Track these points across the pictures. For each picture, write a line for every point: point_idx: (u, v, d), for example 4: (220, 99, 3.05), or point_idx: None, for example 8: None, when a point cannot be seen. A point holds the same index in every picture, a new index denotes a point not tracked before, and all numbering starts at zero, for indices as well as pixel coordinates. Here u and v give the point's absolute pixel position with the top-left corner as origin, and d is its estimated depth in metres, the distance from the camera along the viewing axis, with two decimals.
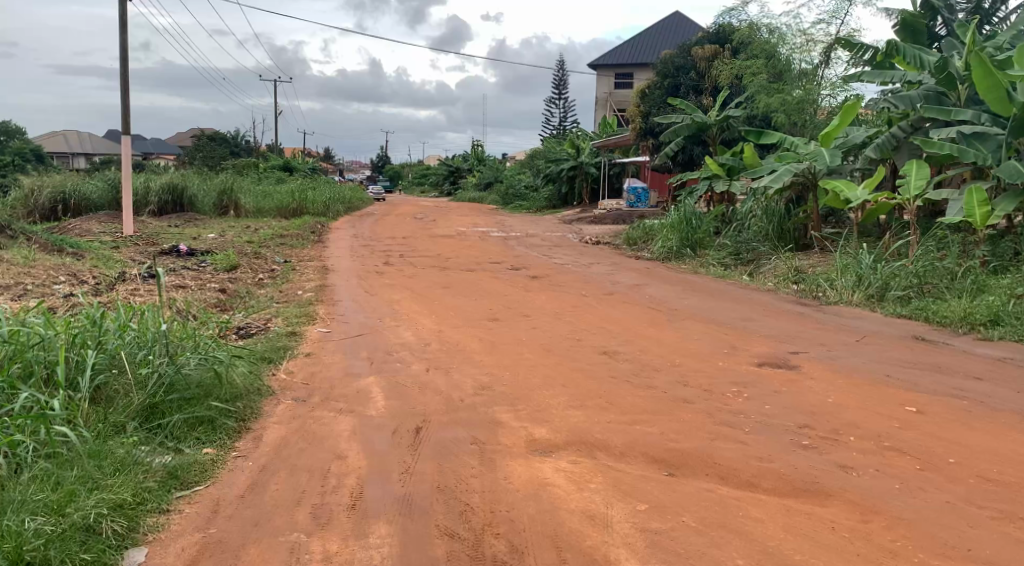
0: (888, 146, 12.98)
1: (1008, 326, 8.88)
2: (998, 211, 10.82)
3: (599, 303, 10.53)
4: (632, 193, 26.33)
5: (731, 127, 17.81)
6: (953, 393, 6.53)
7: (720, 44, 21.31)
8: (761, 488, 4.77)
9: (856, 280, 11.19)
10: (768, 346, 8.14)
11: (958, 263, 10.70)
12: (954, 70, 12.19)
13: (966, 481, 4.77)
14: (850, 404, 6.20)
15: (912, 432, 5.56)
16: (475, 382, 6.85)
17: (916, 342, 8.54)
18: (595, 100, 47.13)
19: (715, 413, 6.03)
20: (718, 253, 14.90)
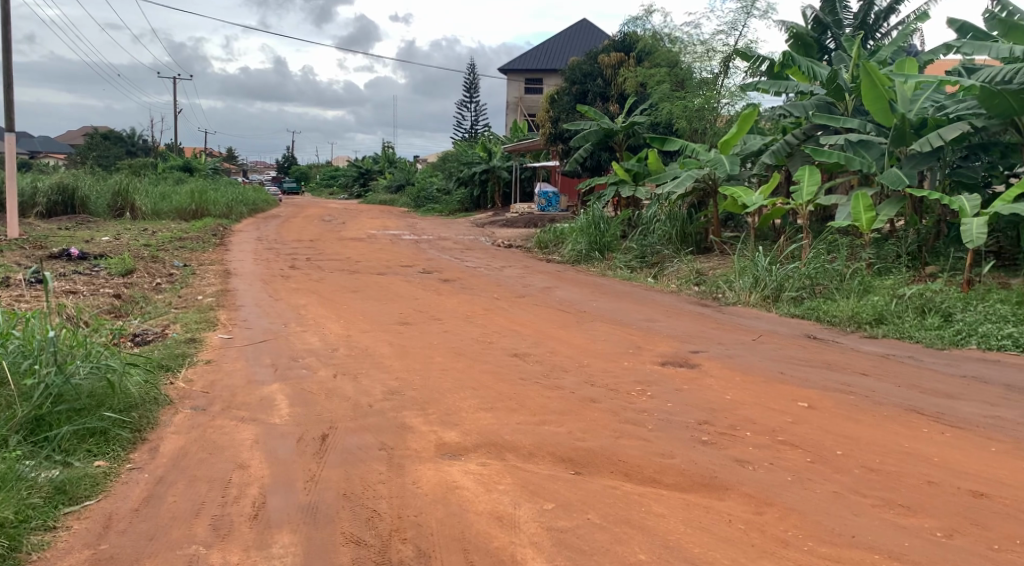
0: (783, 153, 13.62)
1: (890, 325, 9.44)
2: (882, 216, 11.47)
3: (510, 306, 10.60)
4: (543, 197, 26.67)
5: (638, 133, 18.14)
6: (841, 388, 6.89)
7: (625, 52, 21.78)
8: (663, 483, 4.91)
9: (753, 282, 11.65)
10: (671, 346, 8.39)
11: (846, 265, 11.27)
12: (842, 82, 12.79)
13: (852, 471, 5.05)
14: (747, 401, 6.45)
15: (803, 427, 5.83)
16: (384, 387, 6.79)
17: (808, 341, 8.97)
18: (505, 104, 47.43)
19: (620, 412, 6.16)
20: (625, 256, 15.24)
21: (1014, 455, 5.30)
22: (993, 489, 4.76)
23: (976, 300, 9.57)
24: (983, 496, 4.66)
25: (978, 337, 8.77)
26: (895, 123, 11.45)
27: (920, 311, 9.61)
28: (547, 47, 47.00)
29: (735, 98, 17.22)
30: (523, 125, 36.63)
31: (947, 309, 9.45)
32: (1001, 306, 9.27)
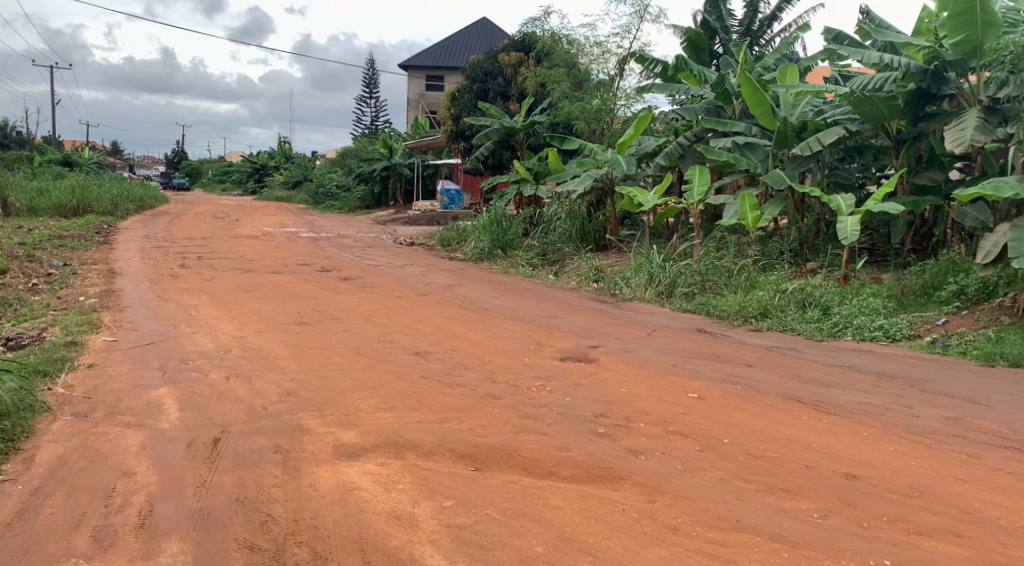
0: (676, 154, 14.09)
1: (774, 319, 9.92)
2: (767, 214, 12.03)
3: (411, 304, 10.56)
4: (446, 195, 26.56)
5: (537, 132, 18.57)
6: (729, 379, 7.20)
7: (524, 52, 21.94)
8: (560, 476, 5.01)
9: (648, 278, 12.01)
10: (570, 342, 8.53)
11: (734, 262, 11.77)
12: (730, 88, 13.35)
13: (737, 458, 5.29)
14: (641, 393, 6.65)
15: (693, 417, 6.07)
16: (280, 388, 6.65)
17: (700, 334, 9.31)
18: (406, 100, 47.08)
19: (520, 407, 6.24)
20: (526, 254, 15.41)
21: (883, 438, 5.67)
22: (864, 471, 5.07)
23: (850, 295, 10.17)
24: (855, 478, 4.97)
25: (853, 329, 9.34)
26: (779, 126, 12.10)
27: (801, 305, 10.12)
28: (448, 44, 46.93)
29: (631, 100, 17.55)
30: (423, 122, 36.44)
31: (825, 302, 9.99)
32: (874, 300, 9.89)
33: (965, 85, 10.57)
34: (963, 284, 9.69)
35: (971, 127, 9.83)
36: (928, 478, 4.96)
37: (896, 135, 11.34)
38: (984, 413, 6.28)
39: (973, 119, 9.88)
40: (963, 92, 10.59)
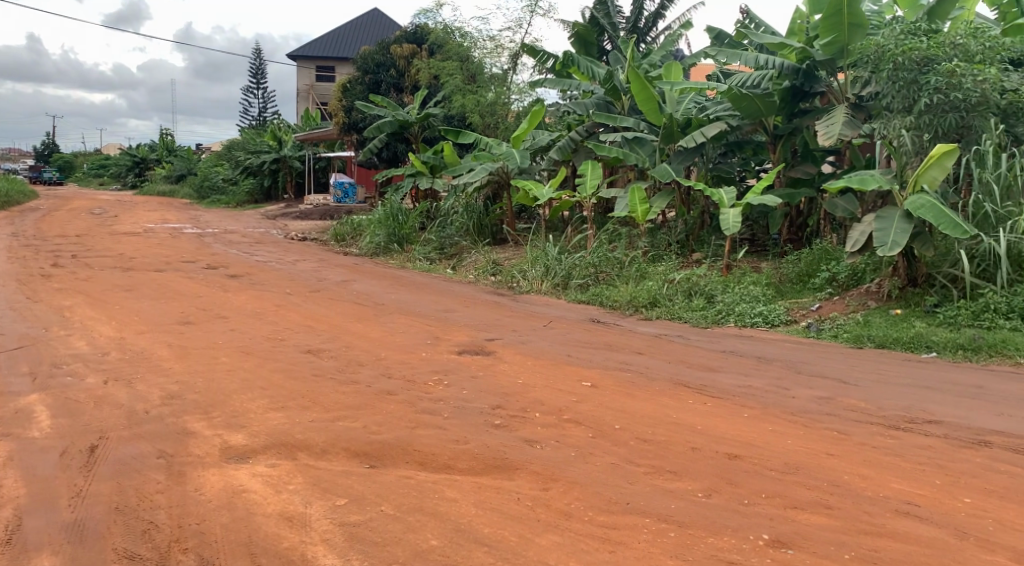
0: (568, 149, 14.32)
1: (663, 307, 10.25)
2: (655, 207, 12.39)
3: (303, 300, 10.33)
4: (339, 188, 26.09)
5: (432, 125, 18.56)
6: (620, 367, 7.40)
7: (417, 44, 21.87)
8: (456, 469, 5.02)
9: (544, 271, 12.20)
10: (467, 335, 8.56)
11: (625, 253, 12.08)
12: (619, 83, 13.68)
13: (628, 443, 5.44)
14: (536, 384, 6.75)
15: (586, 405, 6.20)
16: (163, 391, 6.38)
17: (594, 325, 9.51)
18: (296, 91, 45.83)
19: (416, 402, 6.22)
20: (423, 248, 15.36)
21: (762, 419, 5.96)
22: (745, 450, 5.32)
23: (733, 284, 10.63)
24: (737, 457, 5.20)
25: (735, 316, 9.75)
26: (664, 122, 12.58)
27: (688, 294, 10.49)
28: (338, 34, 45.99)
29: (523, 94, 17.88)
30: (314, 114, 35.61)
31: (709, 291, 10.39)
32: (754, 288, 10.36)
33: (834, 83, 11.24)
34: (835, 271, 10.30)
35: (839, 122, 10.44)
36: (803, 454, 5.25)
37: (773, 131, 11.91)
38: (853, 391, 6.70)
39: (842, 115, 10.49)
40: (832, 90, 11.27)
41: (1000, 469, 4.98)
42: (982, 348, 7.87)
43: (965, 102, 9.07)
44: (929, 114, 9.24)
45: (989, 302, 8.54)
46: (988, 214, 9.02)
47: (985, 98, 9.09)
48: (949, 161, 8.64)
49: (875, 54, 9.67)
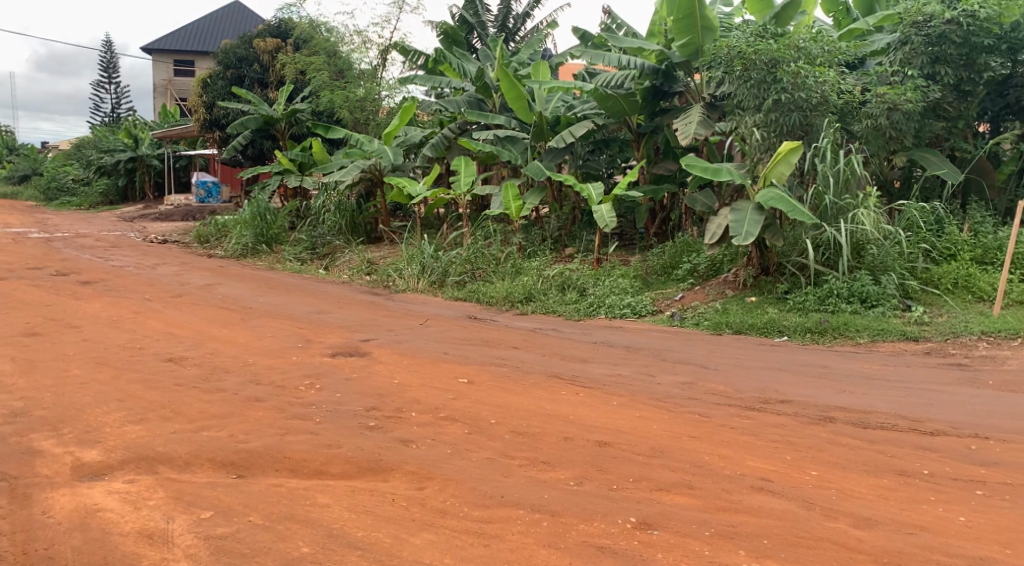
0: (441, 146, 14.31)
1: (538, 302, 10.43)
2: (528, 204, 12.59)
3: (164, 306, 9.86)
4: (202, 187, 25.00)
5: (300, 120, 18.05)
6: (495, 362, 7.47)
7: (282, 38, 21.22)
8: (329, 474, 4.93)
9: (420, 269, 12.16)
10: (340, 337, 8.41)
11: (500, 250, 12.23)
12: (489, 81, 13.84)
13: (503, 437, 5.51)
14: (411, 383, 6.72)
15: (462, 401, 6.23)
16: (5, 409, 5.92)
17: (469, 321, 9.56)
18: (152, 85, 43.49)
19: (286, 408, 6.05)
20: (294, 248, 14.96)
21: (631, 406, 6.18)
22: (614, 437, 5.50)
23: (604, 277, 10.95)
24: (607, 444, 5.37)
25: (606, 308, 10.05)
26: (534, 120, 12.86)
27: (561, 288, 10.73)
28: (196, 27, 44.00)
29: (393, 91, 17.99)
30: (173, 109, 33.94)
31: (581, 285, 10.66)
32: (623, 280, 10.70)
33: (692, 83, 11.67)
34: (695, 262, 10.82)
35: (695, 121, 10.92)
36: (668, 438, 5.48)
37: (636, 129, 12.37)
38: (714, 376, 7.06)
39: (698, 114, 10.99)
40: (689, 89, 11.71)
41: (842, 442, 5.38)
42: (827, 330, 8.46)
43: (808, 102, 9.73)
44: (776, 112, 9.84)
45: (833, 287, 9.17)
46: (828, 205, 9.68)
47: (824, 98, 9.82)
48: (795, 158, 9.21)
49: (728, 55, 10.14)
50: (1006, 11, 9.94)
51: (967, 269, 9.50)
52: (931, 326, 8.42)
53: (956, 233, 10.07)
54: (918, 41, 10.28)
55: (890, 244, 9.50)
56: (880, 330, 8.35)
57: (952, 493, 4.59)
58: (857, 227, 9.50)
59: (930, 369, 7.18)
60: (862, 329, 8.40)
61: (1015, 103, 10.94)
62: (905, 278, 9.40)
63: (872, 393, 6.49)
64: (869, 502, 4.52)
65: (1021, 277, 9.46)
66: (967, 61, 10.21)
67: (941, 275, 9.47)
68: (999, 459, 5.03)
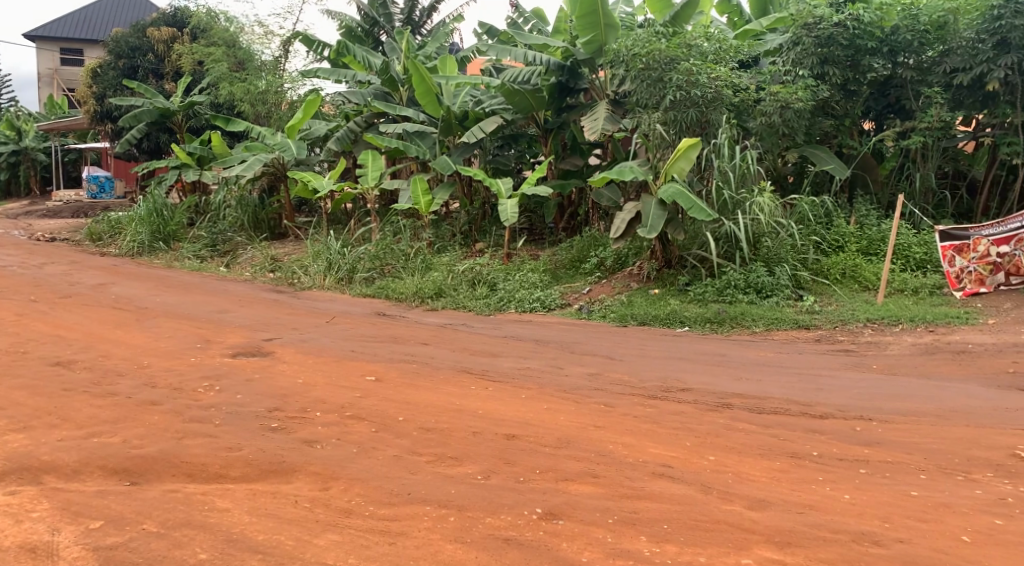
0: (347, 140, 14.02)
1: (448, 297, 10.41)
2: (437, 199, 12.54)
3: (52, 307, 9.36)
4: (94, 182, 23.90)
5: (198, 114, 17.52)
6: (403, 359, 7.41)
7: (177, 27, 20.38)
8: (229, 477, 4.79)
9: (327, 265, 11.95)
10: (241, 336, 8.17)
11: (409, 246, 12.16)
12: (395, 75, 13.73)
13: (410, 434, 5.47)
14: (316, 382, 6.59)
15: (369, 399, 6.15)
16: None
17: (378, 318, 9.45)
18: (37, 75, 41.18)
19: (184, 411, 5.84)
20: (193, 245, 14.44)
21: (538, 398, 6.24)
22: (521, 430, 5.54)
23: (513, 272, 11.03)
24: (514, 437, 5.40)
25: (515, 302, 10.12)
26: (442, 115, 12.85)
27: (471, 283, 10.77)
28: (85, 14, 41.90)
29: (297, 83, 17.12)
30: (60, 100, 32.20)
31: (491, 279, 10.75)
32: (532, 274, 10.81)
33: (596, 80, 11.89)
34: (602, 256, 11.05)
35: (601, 118, 11.11)
36: (574, 429, 5.56)
37: (543, 125, 12.52)
38: (619, 366, 7.20)
39: (603, 110, 11.19)
40: (594, 86, 11.91)
41: (738, 427, 5.59)
42: (726, 320, 8.76)
43: (702, 98, 10.03)
44: (674, 110, 10.13)
45: (730, 279, 9.52)
46: (726, 199, 10.02)
47: (719, 95, 10.12)
48: (694, 154, 9.48)
49: (626, 55, 10.39)
50: (886, 15, 10.53)
51: (853, 260, 10.00)
52: (821, 315, 8.81)
53: (843, 226, 10.59)
54: (808, 42, 10.68)
55: (783, 236, 9.92)
56: (774, 319, 8.70)
57: (838, 473, 4.82)
58: (752, 220, 9.87)
59: (820, 355, 7.53)
60: (758, 319, 8.73)
61: (896, 102, 11.55)
62: (797, 269, 9.81)
63: (767, 379, 6.77)
64: (763, 484, 4.70)
65: (902, 268, 10.00)
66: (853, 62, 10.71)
67: (830, 267, 9.93)
68: (881, 439, 5.32)
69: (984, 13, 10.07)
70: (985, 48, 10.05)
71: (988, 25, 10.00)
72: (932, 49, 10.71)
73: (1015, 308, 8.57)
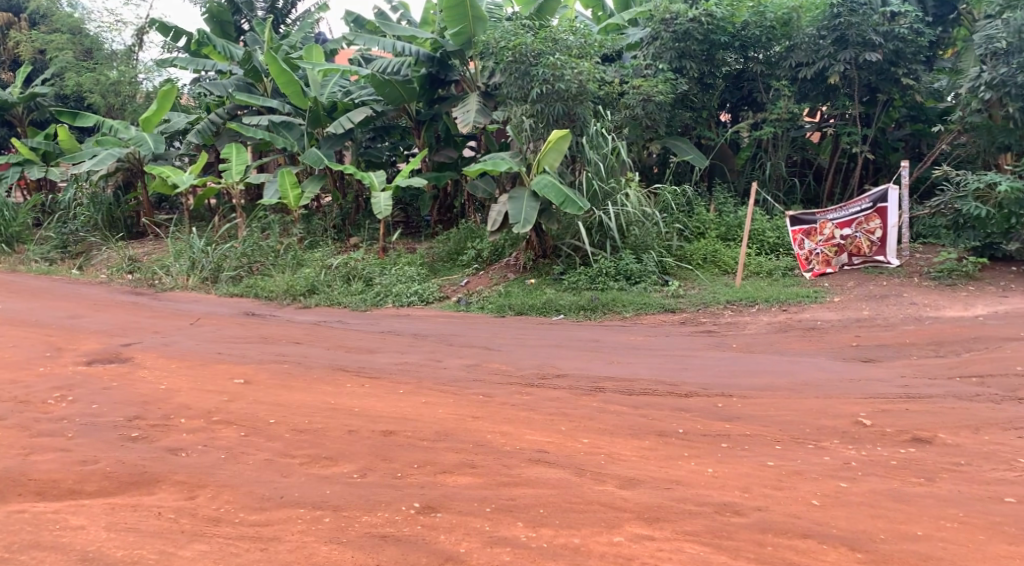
0: (209, 132, 13.40)
1: (321, 294, 10.17)
2: (307, 193, 12.18)
3: None
4: None
5: (41, 105, 16.21)
6: (274, 359, 7.19)
7: (14, 14, 18.49)
8: (84, 493, 4.52)
9: (190, 264, 11.44)
10: (97, 343, 7.70)
11: (278, 242, 11.80)
12: (258, 65, 13.25)
13: (283, 436, 5.32)
14: (181, 387, 6.30)
15: (238, 403, 5.93)
16: None
17: (247, 318, 9.13)
18: None
19: (31, 425, 5.45)
20: (40, 247, 13.45)
21: (415, 392, 6.21)
22: (398, 425, 5.50)
23: (389, 266, 10.92)
24: (391, 433, 5.35)
25: (392, 297, 10.00)
26: (310, 106, 12.50)
27: (346, 279, 10.59)
28: None
29: (152, 73, 16.37)
30: None
31: (367, 274, 10.60)
32: (408, 268, 10.70)
33: (466, 72, 11.85)
34: (479, 248, 11.12)
35: (473, 110, 11.13)
36: (452, 421, 5.57)
37: (415, 116, 12.44)
38: (496, 356, 7.27)
39: (474, 102, 11.21)
40: (464, 78, 11.87)
41: (610, 409, 5.76)
42: (598, 307, 9.01)
43: (568, 93, 10.16)
44: (541, 103, 10.25)
45: (602, 267, 9.81)
46: (597, 189, 10.31)
47: (582, 89, 10.25)
48: (564, 146, 9.64)
49: (494, 47, 10.46)
50: (736, 11, 11.13)
51: (714, 246, 10.50)
52: (685, 298, 9.19)
53: (703, 214, 11.09)
54: (666, 37, 11.10)
55: (650, 225, 10.30)
56: (643, 304, 9.02)
57: (702, 448, 5.06)
58: (622, 210, 10.20)
59: (686, 337, 7.87)
60: (628, 305, 9.02)
61: (749, 95, 12.21)
62: (662, 256, 10.21)
63: (637, 362, 7.01)
64: (634, 463, 4.87)
65: (757, 251, 10.58)
66: (707, 56, 11.30)
67: (692, 253, 10.39)
68: (742, 413, 5.63)
69: (824, 10, 10.76)
70: (825, 43, 10.78)
71: (828, 22, 10.71)
72: (779, 45, 11.34)
73: (857, 286, 9.24)
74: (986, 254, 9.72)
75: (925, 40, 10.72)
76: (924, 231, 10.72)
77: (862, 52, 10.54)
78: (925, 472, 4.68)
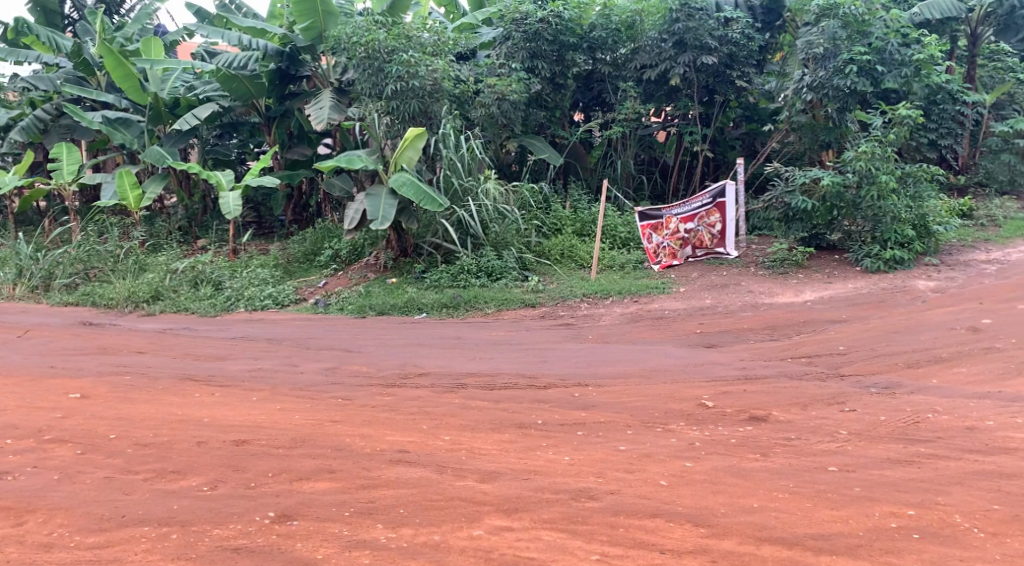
0: (35, 130, 12.34)
1: (167, 300, 9.64)
2: (149, 194, 11.43)
3: None
4: None
5: None
6: (115, 371, 6.76)
7: None
8: None
9: (17, 272, 10.53)
10: None
11: (117, 246, 11.09)
12: (89, 57, 12.37)
13: (125, 451, 5.02)
14: (7, 405, 5.81)
15: (73, 419, 5.54)
16: None
17: (83, 328, 8.52)
18: None
19: None
20: None
21: (269, 399, 6.02)
22: (251, 434, 5.31)
23: (240, 269, 10.52)
24: (244, 442, 5.16)
25: (244, 301, 9.63)
26: (149, 101, 11.83)
27: (193, 283, 10.11)
28: None
29: None
30: None
31: (216, 278, 10.15)
32: (261, 271, 10.36)
33: (318, 67, 11.60)
34: (337, 248, 10.91)
35: (326, 106, 10.89)
36: (309, 426, 5.44)
37: (266, 113, 12.02)
38: (356, 358, 7.16)
39: (327, 98, 10.97)
40: (317, 74, 11.61)
41: (471, 405, 5.80)
42: (461, 304, 9.05)
43: (422, 90, 10.14)
44: (396, 99, 10.16)
45: (463, 264, 9.87)
46: (455, 187, 10.32)
47: (438, 86, 10.28)
48: (420, 143, 9.64)
49: (345, 42, 10.28)
50: (583, 14, 11.48)
51: (570, 242, 10.78)
52: (544, 293, 9.40)
53: (559, 211, 11.37)
54: (518, 37, 11.30)
55: (507, 222, 10.46)
56: (503, 299, 9.15)
57: (559, 437, 5.20)
58: (480, 207, 10.32)
59: (543, 331, 8.05)
60: (489, 301, 9.12)
61: (599, 96, 12.70)
62: (522, 252, 10.39)
63: (497, 357, 7.09)
64: (493, 456, 4.94)
65: (610, 246, 10.97)
66: (558, 56, 11.58)
67: (549, 249, 10.63)
68: (597, 402, 5.82)
69: (664, 15, 11.24)
70: (667, 47, 11.30)
71: (668, 26, 11.21)
72: (624, 47, 11.81)
73: (700, 276, 9.75)
74: (812, 244, 10.62)
75: (755, 44, 11.44)
76: (758, 224, 11.48)
77: (699, 55, 11.15)
78: (762, 448, 5.01)
